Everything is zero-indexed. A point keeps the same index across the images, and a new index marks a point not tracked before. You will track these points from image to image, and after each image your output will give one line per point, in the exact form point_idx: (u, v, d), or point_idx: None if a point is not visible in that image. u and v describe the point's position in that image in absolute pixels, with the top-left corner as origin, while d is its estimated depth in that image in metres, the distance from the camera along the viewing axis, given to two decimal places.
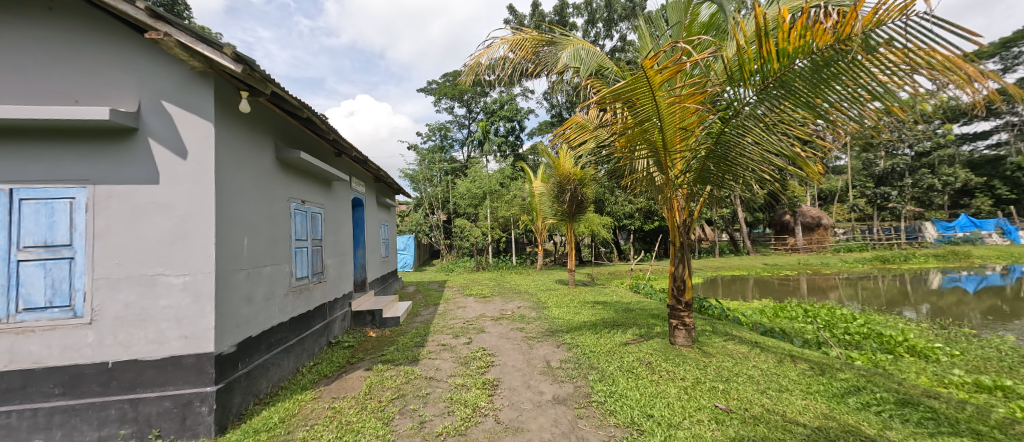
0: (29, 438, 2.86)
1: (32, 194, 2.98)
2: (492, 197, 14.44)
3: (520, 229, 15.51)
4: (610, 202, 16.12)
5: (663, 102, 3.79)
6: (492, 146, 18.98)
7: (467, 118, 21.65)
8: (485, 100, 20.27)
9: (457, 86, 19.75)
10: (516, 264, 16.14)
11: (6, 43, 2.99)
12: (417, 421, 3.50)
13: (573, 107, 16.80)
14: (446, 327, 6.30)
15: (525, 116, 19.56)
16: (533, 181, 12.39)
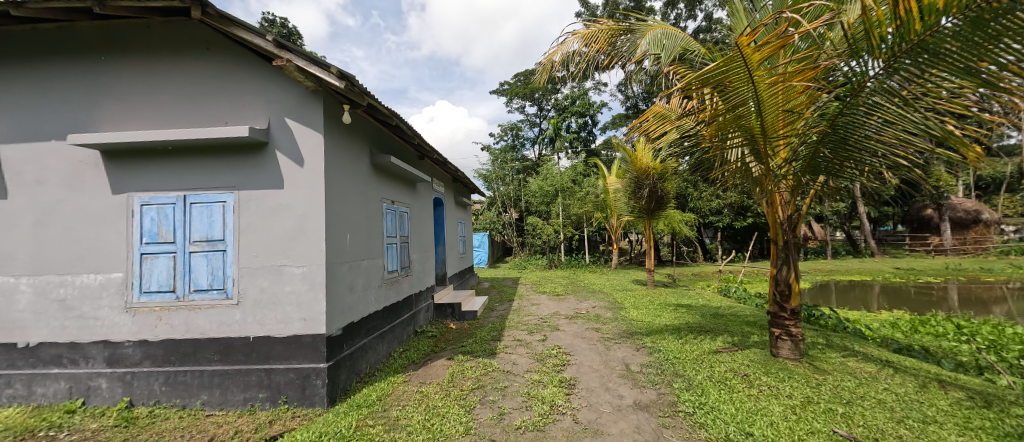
0: (198, 393, 3.62)
1: (198, 200, 3.76)
2: (565, 194, 14.12)
3: (594, 227, 15.08)
4: (693, 197, 14.88)
5: (763, 82, 3.35)
6: (564, 144, 18.61)
7: (540, 117, 21.56)
8: (556, 97, 20.04)
9: (528, 85, 19.88)
10: (590, 263, 15.69)
11: (180, 78, 3.81)
12: (497, 412, 3.64)
13: (651, 97, 15.79)
14: (521, 323, 6.43)
15: (597, 111, 18.91)
16: (607, 177, 11.95)
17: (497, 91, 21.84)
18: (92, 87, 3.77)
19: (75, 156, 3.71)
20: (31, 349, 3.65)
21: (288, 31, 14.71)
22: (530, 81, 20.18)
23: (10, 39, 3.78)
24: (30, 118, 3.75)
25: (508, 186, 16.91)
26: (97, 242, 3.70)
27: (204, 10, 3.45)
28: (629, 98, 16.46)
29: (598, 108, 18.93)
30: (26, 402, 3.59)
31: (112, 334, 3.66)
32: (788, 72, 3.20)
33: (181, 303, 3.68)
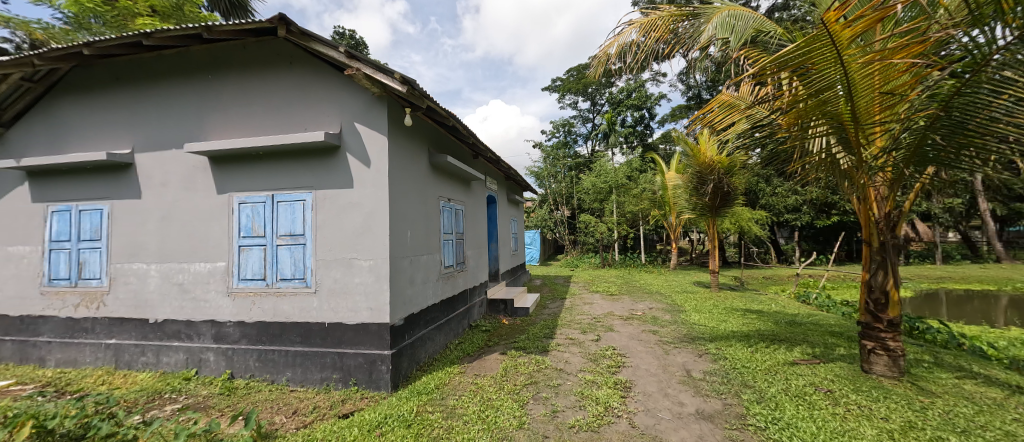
0: (284, 371, 4.07)
1: (284, 198, 4.23)
2: (620, 191, 13.53)
3: (652, 225, 14.38)
4: (764, 192, 13.56)
5: (855, 61, 2.93)
6: (619, 138, 17.65)
7: (591, 112, 20.82)
8: (610, 91, 19.29)
9: (581, 80, 19.35)
10: (646, 262, 14.98)
11: (269, 91, 4.30)
12: (550, 409, 3.66)
13: (716, 86, 14.62)
14: (574, 322, 6.36)
15: (656, 103, 17.87)
16: (666, 173, 11.32)
17: (548, 88, 21.48)
18: (201, 102, 4.39)
19: (190, 162, 4.35)
20: (158, 325, 4.36)
21: (354, 42, 15.81)
22: (583, 75, 19.63)
23: (142, 65, 4.53)
24: (156, 130, 4.46)
25: (561, 184, 16.83)
26: (206, 236, 4.31)
27: (288, 28, 3.84)
28: (692, 87, 15.40)
29: (655, 100, 17.83)
30: (155, 369, 4.30)
31: (217, 315, 4.25)
32: (888, 48, 2.74)
33: (270, 290, 4.17)
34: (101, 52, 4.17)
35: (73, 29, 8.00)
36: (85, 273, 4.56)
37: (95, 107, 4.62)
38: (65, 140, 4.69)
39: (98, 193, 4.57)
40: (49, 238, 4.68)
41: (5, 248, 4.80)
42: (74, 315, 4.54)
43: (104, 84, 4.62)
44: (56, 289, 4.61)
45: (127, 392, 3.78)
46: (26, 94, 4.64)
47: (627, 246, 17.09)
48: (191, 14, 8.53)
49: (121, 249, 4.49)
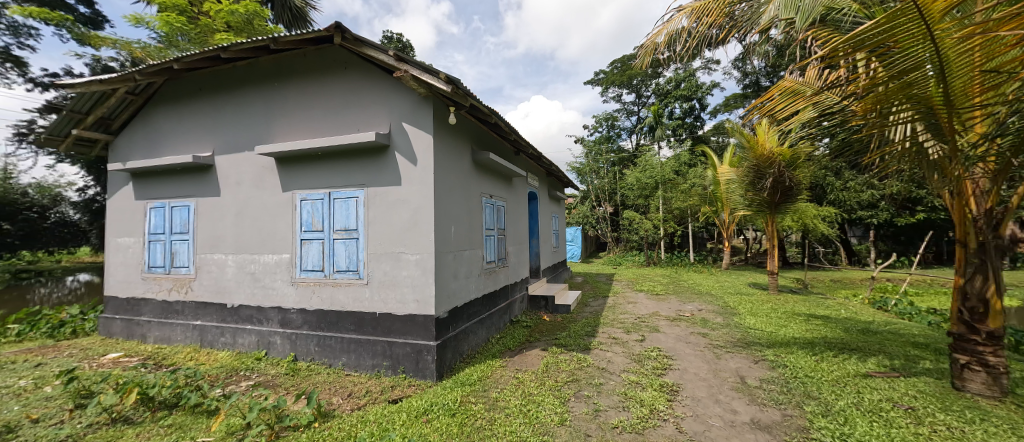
0: (339, 356, 4.35)
1: (340, 196, 4.51)
2: (667, 186, 12.83)
3: (701, 222, 13.59)
4: (833, 187, 12.28)
5: (949, 37, 2.51)
6: (666, 131, 16.76)
7: (636, 105, 19.98)
8: (656, 81, 18.33)
9: (625, 71, 18.54)
10: (695, 261, 14.16)
11: (326, 95, 4.60)
12: (592, 408, 3.62)
13: (777, 71, 13.42)
14: (617, 321, 6.22)
15: (708, 92, 16.68)
16: (719, 167, 10.63)
17: (590, 81, 20.88)
18: (267, 108, 4.80)
19: (260, 163, 4.78)
20: (234, 309, 4.86)
21: (400, 45, 16.35)
22: (627, 66, 18.85)
23: (219, 77, 5.03)
24: (231, 135, 4.95)
25: (604, 180, 16.38)
26: (272, 230, 4.73)
27: (343, 35, 4.09)
28: (749, 74, 14.27)
29: (707, 89, 16.71)
30: (232, 348, 4.80)
31: (283, 302, 4.65)
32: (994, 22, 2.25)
33: (328, 281, 4.48)
34: (187, 67, 4.70)
35: (166, 47, 9.16)
36: (176, 262, 5.20)
37: (182, 116, 5.22)
38: (158, 145, 5.35)
39: (186, 191, 5.17)
40: (148, 231, 5.38)
41: (116, 239, 5.59)
42: (168, 298, 5.20)
43: (190, 95, 5.19)
44: (154, 275, 5.30)
45: (210, 368, 4.26)
46: (130, 106, 5.36)
47: (673, 245, 16.28)
48: (259, 27, 9.49)
49: (205, 241, 5.06)
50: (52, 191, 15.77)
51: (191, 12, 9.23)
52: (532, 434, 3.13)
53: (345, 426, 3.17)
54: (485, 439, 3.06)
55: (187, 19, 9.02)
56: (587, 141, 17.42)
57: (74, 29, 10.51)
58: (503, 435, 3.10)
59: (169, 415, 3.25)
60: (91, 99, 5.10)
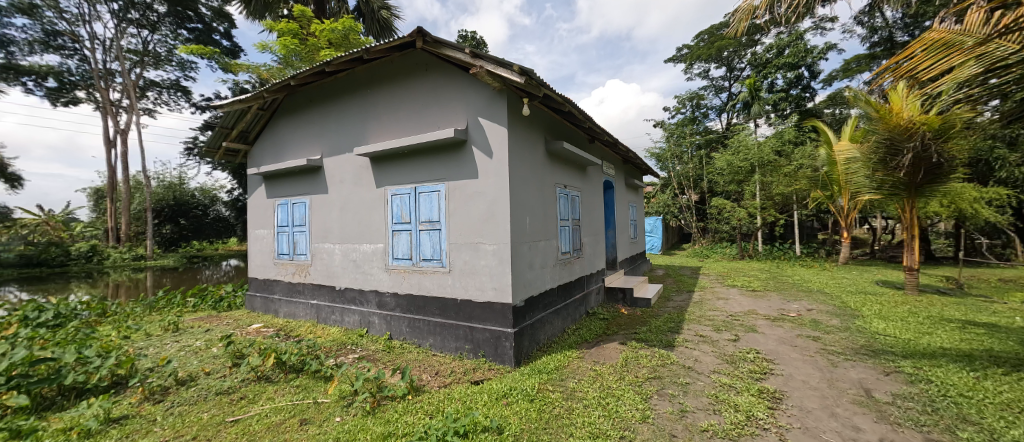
0: (426, 338, 4.70)
1: (424, 189, 4.84)
2: (765, 169, 11.20)
3: (811, 209, 11.70)
4: (1005, 161, 9.57)
5: None
6: (765, 107, 14.71)
7: (727, 80, 17.75)
8: (753, 50, 16.15)
9: (714, 43, 16.58)
10: (802, 254, 12.26)
11: (410, 97, 4.95)
12: (678, 408, 3.41)
13: (920, 21, 10.83)
14: (705, 318, 5.74)
15: (821, 56, 14.06)
16: (837, 143, 9.03)
17: (671, 58, 18.99)
18: (362, 113, 5.35)
19: (358, 162, 5.36)
20: (341, 291, 5.57)
21: (474, 41, 16.79)
22: (715, 38, 16.84)
23: (324, 88, 5.74)
24: (335, 139, 5.64)
25: (688, 165, 15.02)
26: (369, 222, 5.28)
27: (424, 39, 4.34)
28: (878, 29, 11.75)
29: (819, 54, 14.03)
30: (340, 325, 5.52)
31: (379, 286, 5.19)
32: None
33: (415, 268, 4.88)
34: (299, 82, 5.44)
35: (285, 67, 11.00)
36: (298, 250, 6.13)
37: (297, 125, 6.08)
38: (281, 151, 6.32)
39: (303, 189, 6.03)
40: (277, 224, 6.42)
41: (255, 230, 6.77)
42: (292, 280, 6.16)
43: (303, 107, 6.02)
44: (282, 261, 6.31)
45: (324, 340, 4.95)
46: (260, 119, 6.39)
47: (774, 236, 14.31)
48: (354, 41, 10.52)
49: (318, 232, 5.87)
50: (211, 193, 19.66)
51: (300, 31, 10.33)
52: (612, 428, 3.07)
53: (434, 401, 3.45)
54: (564, 427, 3.09)
55: (297, 41, 10.28)
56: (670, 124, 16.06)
57: (220, 59, 12.82)
58: (582, 425, 3.10)
59: (296, 377, 3.87)
60: (235, 116, 6.20)
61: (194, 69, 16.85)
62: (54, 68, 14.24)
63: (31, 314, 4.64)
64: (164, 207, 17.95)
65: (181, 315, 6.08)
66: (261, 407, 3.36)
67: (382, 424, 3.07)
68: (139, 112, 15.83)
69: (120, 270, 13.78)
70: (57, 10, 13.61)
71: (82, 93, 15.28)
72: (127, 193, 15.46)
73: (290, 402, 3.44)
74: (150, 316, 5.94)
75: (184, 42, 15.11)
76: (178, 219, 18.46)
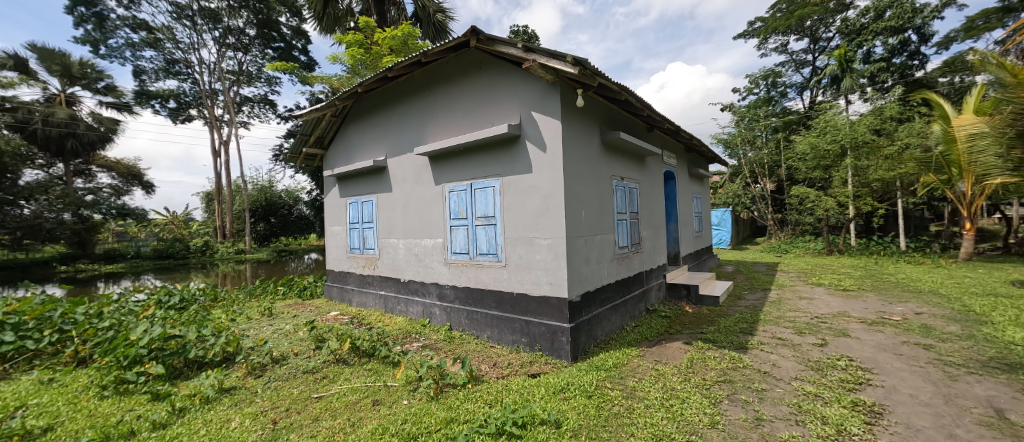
0: (484, 330, 4.84)
1: (479, 186, 4.96)
2: (859, 151, 9.75)
3: (920, 197, 10.00)
4: None
5: None
6: (859, 80, 12.79)
7: (810, 53, 15.73)
8: (843, 16, 14.07)
9: (793, 11, 14.72)
10: (908, 249, 10.56)
11: (466, 96, 5.09)
12: (753, 416, 3.14)
13: None
14: (783, 320, 5.21)
15: (935, 14, 11.82)
16: (958, 117, 7.57)
17: (741, 34, 17.20)
18: (421, 114, 5.61)
19: (419, 161, 5.65)
20: (406, 283, 5.93)
21: (527, 35, 16.67)
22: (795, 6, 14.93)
23: (387, 93, 6.12)
24: (397, 140, 5.99)
25: (762, 151, 13.62)
26: (429, 218, 5.56)
27: (477, 38, 4.42)
28: None
29: (932, 12, 11.81)
30: (405, 314, 5.88)
31: (440, 279, 5.45)
32: None
33: (473, 262, 5.04)
34: (366, 89, 5.86)
35: (353, 75, 11.89)
36: (367, 244, 6.64)
37: (365, 129, 6.56)
38: (352, 154, 6.86)
39: (370, 189, 6.51)
40: (349, 221, 7.00)
41: (332, 227, 7.46)
42: (364, 273, 6.70)
43: (370, 112, 6.47)
44: (354, 254, 6.88)
45: (391, 328, 5.32)
46: (333, 125, 6.99)
47: (871, 227, 12.49)
48: (412, 46, 11.05)
49: (384, 228, 6.30)
50: (295, 194, 21.99)
51: (365, 41, 11.06)
52: (676, 431, 2.93)
53: (492, 391, 3.56)
54: (624, 427, 3.01)
55: (363, 50, 11.04)
56: (741, 107, 14.64)
57: (298, 73, 14.21)
58: (644, 426, 3.00)
59: (368, 361, 4.22)
60: (312, 123, 6.86)
61: (279, 83, 18.88)
62: (173, 91, 16.82)
63: (164, 298, 5.58)
64: (257, 207, 20.51)
65: (274, 302, 6.94)
66: (340, 386, 3.72)
67: (445, 410, 3.24)
68: (237, 124, 18.15)
69: (226, 262, 16.02)
70: (175, 41, 16.04)
71: (194, 111, 17.89)
72: (229, 196, 17.86)
73: (364, 383, 3.77)
74: (248, 302, 6.83)
75: (270, 60, 16.99)
76: (269, 217, 20.96)
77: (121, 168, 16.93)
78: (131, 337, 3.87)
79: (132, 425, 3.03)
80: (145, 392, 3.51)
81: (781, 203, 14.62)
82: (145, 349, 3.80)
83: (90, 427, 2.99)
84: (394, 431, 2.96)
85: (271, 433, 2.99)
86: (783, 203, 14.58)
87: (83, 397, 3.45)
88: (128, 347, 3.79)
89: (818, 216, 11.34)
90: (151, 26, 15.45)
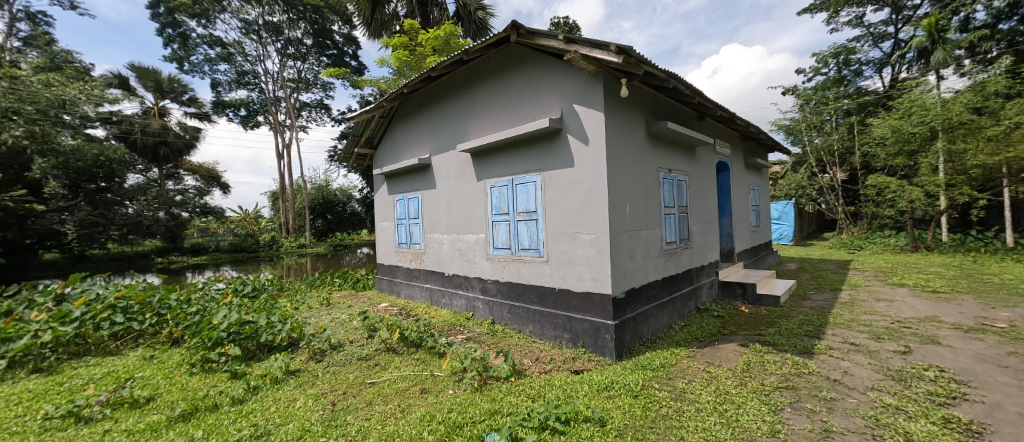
0: (526, 325, 4.87)
1: (520, 181, 4.97)
2: (954, 132, 8.47)
3: None
4: None
5: None
6: (955, 51, 11.11)
7: (890, 25, 13.92)
8: None
9: None
10: (1017, 246, 9.09)
11: (506, 91, 5.10)
12: (820, 426, 2.87)
13: None
14: (857, 324, 4.71)
15: None
16: None
17: (807, 8, 15.56)
18: (463, 111, 5.72)
19: (461, 158, 5.77)
20: (450, 277, 6.11)
21: (568, 26, 16.30)
22: None
23: (431, 93, 6.30)
24: (440, 138, 6.16)
25: (832, 136, 12.30)
26: (472, 214, 5.66)
27: (518, 32, 4.41)
28: None
29: None
30: (450, 307, 6.06)
31: (482, 274, 5.54)
32: None
33: (515, 257, 5.07)
34: (411, 89, 6.08)
35: (399, 77, 12.36)
36: (414, 239, 6.92)
37: (410, 128, 6.81)
38: (399, 152, 7.16)
39: (416, 186, 6.75)
40: (397, 217, 7.32)
41: (381, 223, 7.85)
42: (411, 266, 6.99)
43: (414, 111, 6.70)
44: (402, 249, 7.19)
45: (437, 320, 5.51)
46: (382, 126, 7.34)
47: (968, 221, 10.86)
48: (454, 45, 11.25)
49: (429, 224, 6.52)
50: (348, 192, 23.42)
51: (410, 43, 11.44)
52: (731, 438, 2.76)
53: (535, 386, 3.57)
54: (672, 429, 2.89)
55: (408, 52, 11.43)
56: (806, 89, 13.29)
57: (350, 77, 15.04)
58: (694, 429, 2.86)
59: (416, 351, 4.42)
60: (363, 125, 7.25)
61: (333, 88, 20.11)
62: (244, 100, 18.52)
63: (239, 286, 6.23)
64: (316, 205, 22.11)
65: (331, 293, 7.46)
66: (390, 374, 3.94)
67: (488, 402, 3.31)
68: (298, 128, 19.59)
69: (290, 256, 17.44)
70: (244, 54, 17.61)
71: (261, 117, 19.56)
72: (291, 195, 19.37)
73: (412, 372, 3.95)
74: (309, 292, 7.40)
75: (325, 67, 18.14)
76: (326, 214, 22.51)
77: (203, 171, 19.01)
78: (213, 321, 4.37)
79: (216, 399, 3.43)
80: (225, 370, 3.95)
81: (854, 194, 13.15)
82: (225, 332, 4.26)
83: (183, 399, 3.42)
84: (440, 419, 3.07)
85: (330, 413, 3.24)
86: (857, 195, 13.11)
87: (177, 372, 3.95)
88: (211, 330, 4.26)
89: (902, 209, 10.06)
90: (224, 42, 17.08)
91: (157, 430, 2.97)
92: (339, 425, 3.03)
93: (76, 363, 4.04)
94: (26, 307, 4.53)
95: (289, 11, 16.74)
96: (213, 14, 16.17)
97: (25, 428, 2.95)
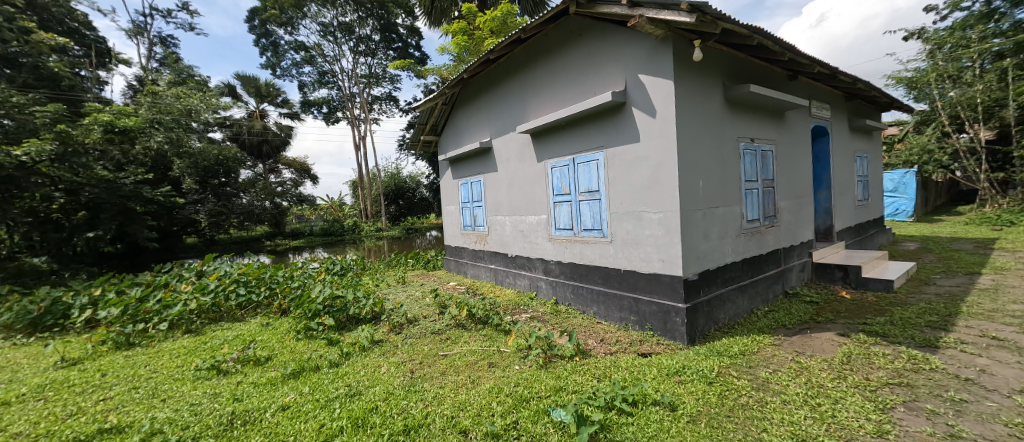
0: (591, 305, 4.80)
1: (582, 160, 4.82)
2: None
3: None
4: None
5: None
6: None
7: None
8: None
9: None
10: None
11: (566, 65, 4.93)
12: (942, 431, 2.45)
13: None
14: (1007, 315, 3.86)
15: None
16: None
17: None
18: (522, 92, 5.69)
19: (521, 139, 5.78)
20: (514, 258, 6.22)
21: None
22: None
23: (490, 76, 6.36)
24: (501, 120, 6.21)
25: (974, 87, 9.98)
26: (533, 195, 5.67)
27: (577, 2, 4.19)
28: None
29: None
30: (514, 287, 6.21)
31: (545, 255, 5.56)
32: None
33: (577, 237, 5.00)
34: (471, 75, 6.18)
35: (458, 63, 12.58)
36: (478, 222, 7.17)
37: (471, 113, 6.97)
38: (461, 137, 7.40)
39: (478, 170, 6.94)
40: (461, 200, 7.62)
41: (447, 206, 8.24)
42: (477, 247, 7.27)
43: (474, 95, 6.82)
44: (468, 231, 7.51)
45: (502, 300, 5.69)
46: (445, 113, 7.61)
47: None
48: (512, 25, 11.10)
49: (492, 206, 6.68)
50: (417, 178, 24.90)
51: (469, 27, 11.58)
52: (824, 434, 2.48)
53: (601, 366, 3.55)
54: (753, 420, 2.69)
55: (466, 37, 11.58)
56: (938, 30, 10.80)
57: (414, 68, 15.76)
58: (780, 423, 2.62)
59: (483, 327, 4.65)
60: (427, 113, 7.58)
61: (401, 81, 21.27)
62: (325, 98, 20.37)
63: (330, 266, 7.09)
64: (389, 191, 23.88)
65: (405, 272, 8.10)
66: (460, 347, 4.20)
67: (554, 379, 3.37)
68: (371, 121, 21.09)
69: (369, 239, 19.30)
70: (324, 56, 19.22)
71: (341, 113, 21.38)
72: (369, 183, 21.00)
73: (481, 347, 4.16)
74: (387, 272, 8.13)
75: (392, 60, 19.20)
76: (399, 200, 24.26)
77: (297, 164, 21.51)
78: (312, 296, 5.03)
79: (317, 361, 3.96)
80: (324, 337, 4.53)
81: (1002, 157, 10.62)
82: (321, 305, 4.88)
83: (292, 360, 4.00)
84: (508, 392, 3.20)
85: (410, 379, 3.55)
86: (1009, 158, 10.58)
87: (287, 337, 4.64)
88: (311, 303, 4.92)
89: None
90: (308, 46, 18.82)
91: (275, 384, 3.53)
92: (417, 391, 3.32)
93: (214, 327, 4.97)
94: (177, 280, 5.66)
95: (359, 10, 17.84)
96: (296, 21, 17.77)
97: (184, 376, 3.71)
